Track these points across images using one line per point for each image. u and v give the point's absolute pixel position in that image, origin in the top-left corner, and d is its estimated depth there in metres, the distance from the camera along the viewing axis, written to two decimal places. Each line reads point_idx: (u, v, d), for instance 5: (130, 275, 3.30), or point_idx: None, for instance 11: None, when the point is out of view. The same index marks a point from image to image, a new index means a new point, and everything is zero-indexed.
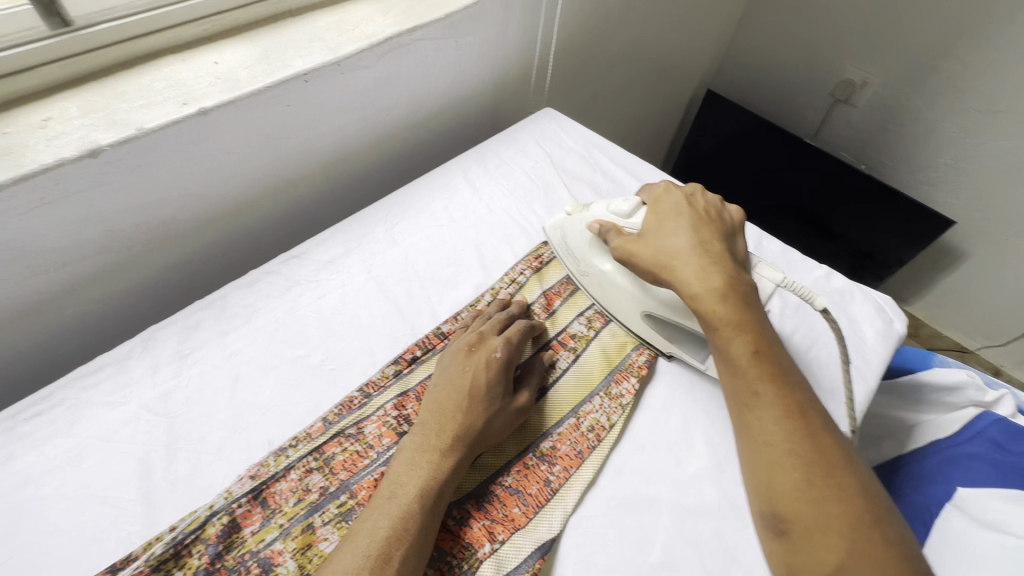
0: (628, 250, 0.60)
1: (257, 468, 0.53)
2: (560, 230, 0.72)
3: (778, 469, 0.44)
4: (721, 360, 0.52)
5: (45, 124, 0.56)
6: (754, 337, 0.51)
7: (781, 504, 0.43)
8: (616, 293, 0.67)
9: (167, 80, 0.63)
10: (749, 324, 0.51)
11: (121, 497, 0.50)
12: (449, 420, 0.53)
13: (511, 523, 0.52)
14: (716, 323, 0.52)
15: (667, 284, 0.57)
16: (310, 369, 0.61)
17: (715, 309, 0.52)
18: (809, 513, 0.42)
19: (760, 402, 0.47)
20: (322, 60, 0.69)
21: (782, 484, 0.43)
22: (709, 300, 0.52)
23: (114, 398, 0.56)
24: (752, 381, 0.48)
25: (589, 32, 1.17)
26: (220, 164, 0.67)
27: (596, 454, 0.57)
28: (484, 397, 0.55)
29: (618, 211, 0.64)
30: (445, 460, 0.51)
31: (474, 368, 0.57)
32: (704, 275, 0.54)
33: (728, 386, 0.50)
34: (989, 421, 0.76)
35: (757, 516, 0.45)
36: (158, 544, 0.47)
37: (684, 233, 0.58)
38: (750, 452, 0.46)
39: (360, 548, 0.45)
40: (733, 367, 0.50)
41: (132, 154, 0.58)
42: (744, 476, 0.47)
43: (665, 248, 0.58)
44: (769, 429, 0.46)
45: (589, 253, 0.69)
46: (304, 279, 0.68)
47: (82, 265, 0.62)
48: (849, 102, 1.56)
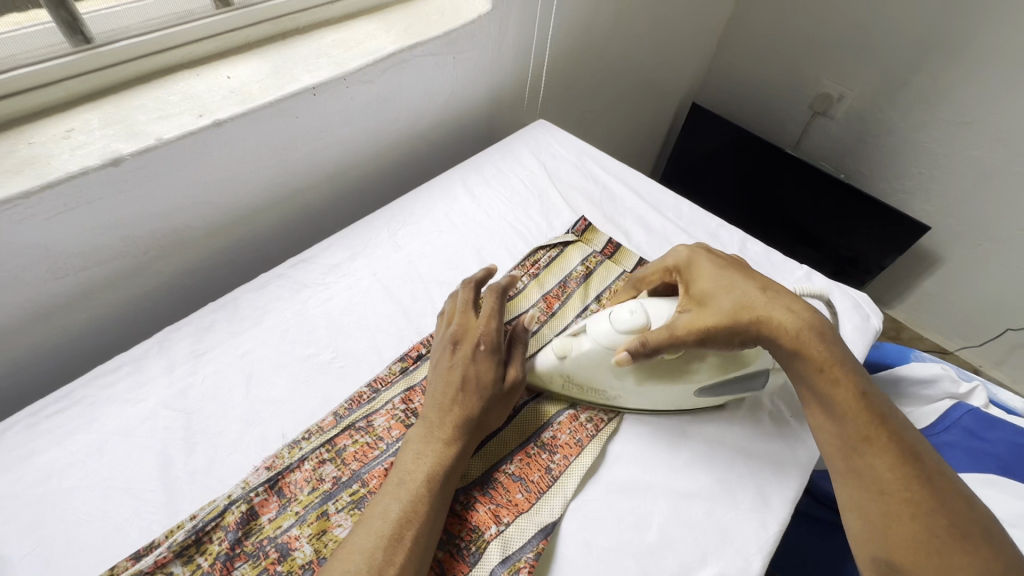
0: (699, 325, 0.55)
1: (273, 459, 0.55)
2: (559, 375, 0.61)
3: (898, 521, 0.47)
4: (821, 406, 0.54)
5: (68, 134, 0.59)
6: (857, 381, 0.54)
7: (900, 556, 0.47)
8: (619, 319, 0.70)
9: (182, 94, 0.67)
10: (847, 367, 0.54)
11: (141, 488, 0.52)
12: (447, 413, 0.55)
13: (515, 508, 0.55)
14: (817, 367, 0.55)
15: (750, 338, 0.57)
16: (320, 367, 0.63)
17: (817, 352, 0.54)
18: (929, 563, 0.45)
19: (871, 449, 0.50)
20: (329, 75, 0.73)
21: (900, 534, 0.47)
22: (811, 347, 0.55)
23: (132, 395, 0.58)
24: (863, 427, 0.51)
25: (580, 47, 1.22)
26: (231, 173, 0.71)
27: (595, 442, 0.61)
28: (477, 389, 0.57)
29: (629, 323, 0.57)
30: (448, 450, 0.54)
31: (461, 364, 0.59)
32: (797, 317, 0.56)
33: (831, 435, 0.53)
34: (961, 411, 0.80)
35: (869, 560, 0.49)
36: (179, 531, 0.49)
37: (755, 283, 0.59)
38: (864, 502, 0.50)
39: (372, 530, 0.47)
40: (838, 413, 0.53)
41: (150, 163, 0.61)
42: (855, 523, 0.51)
43: (744, 298, 0.57)
44: (883, 477, 0.49)
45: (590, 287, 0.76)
46: (313, 282, 0.71)
47: (99, 269, 0.65)
48: (826, 114, 1.64)
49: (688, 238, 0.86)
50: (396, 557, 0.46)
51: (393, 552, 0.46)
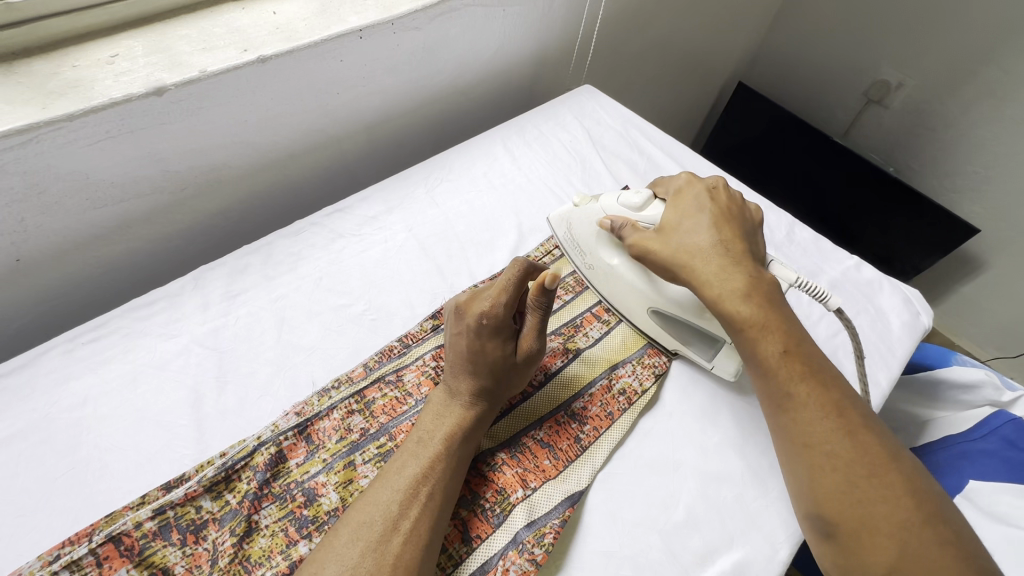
0: (643, 245, 0.58)
1: (302, 405, 0.55)
2: (565, 222, 0.68)
3: (821, 472, 0.45)
4: (750, 365, 0.51)
5: (112, 60, 0.58)
6: (785, 336, 0.50)
7: (826, 508, 0.45)
8: (626, 284, 0.65)
9: (228, 27, 0.64)
10: (777, 322, 0.50)
11: (174, 422, 0.52)
12: (459, 382, 0.54)
13: (542, 473, 0.54)
14: (741, 327, 0.51)
15: (685, 283, 0.56)
16: (352, 318, 0.63)
17: (739, 310, 0.51)
18: (854, 515, 0.43)
19: (797, 403, 0.47)
20: (377, 18, 0.70)
21: (825, 486, 0.45)
22: (733, 300, 0.51)
23: (166, 330, 0.58)
24: (784, 382, 0.48)
25: (633, 11, 1.16)
26: (273, 114, 0.69)
27: (626, 416, 0.59)
28: (479, 363, 0.54)
29: (629, 204, 0.62)
30: (469, 413, 0.53)
31: (464, 334, 0.55)
32: (724, 276, 0.52)
33: (760, 389, 0.50)
34: (1003, 419, 0.78)
35: (804, 514, 0.47)
36: (209, 468, 0.49)
37: (708, 229, 0.56)
38: (791, 455, 0.48)
39: (390, 485, 0.47)
40: (764, 368, 0.49)
41: (193, 96, 0.59)
42: (789, 479, 0.48)
43: (688, 245, 0.56)
44: (811, 430, 0.46)
45: (596, 247, 0.66)
46: (348, 233, 0.70)
47: (138, 202, 0.64)
48: (882, 103, 1.57)
49: None
50: (410, 511, 0.45)
51: (408, 505, 0.46)
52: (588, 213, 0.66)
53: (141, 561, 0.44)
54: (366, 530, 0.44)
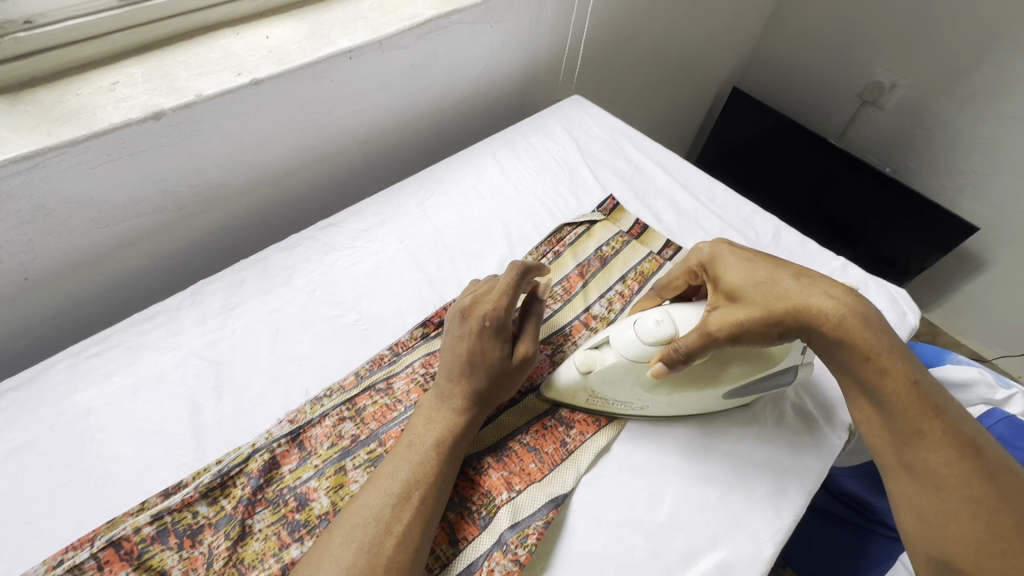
0: (735, 322, 0.54)
1: (295, 414, 0.57)
2: (581, 391, 0.59)
3: (957, 516, 0.46)
4: (871, 402, 0.52)
5: (112, 87, 0.61)
6: (910, 372, 0.51)
7: (956, 552, 0.46)
8: (693, 395, 0.59)
9: (222, 52, 0.67)
10: (899, 357, 0.51)
11: (172, 431, 0.55)
12: (454, 385, 0.56)
13: (527, 477, 0.55)
14: (868, 362, 0.51)
15: (795, 330, 0.54)
16: (344, 328, 0.65)
17: (867, 343, 0.52)
18: (991, 560, 0.44)
19: (928, 444, 0.48)
20: (366, 39, 0.73)
21: (959, 530, 0.46)
22: (859, 333, 0.52)
23: (166, 343, 0.60)
24: (917, 422, 0.49)
25: (621, 22, 1.19)
26: (267, 133, 0.72)
27: (611, 422, 0.61)
28: (479, 363, 0.56)
29: (660, 335, 0.55)
30: (461, 418, 0.55)
31: (467, 336, 0.58)
32: (843, 307, 0.53)
33: (877, 429, 0.51)
34: (996, 418, 0.80)
35: (924, 556, 0.48)
36: (206, 474, 0.51)
37: (791, 274, 0.57)
38: (918, 496, 0.48)
39: (382, 489, 0.49)
40: (889, 409, 0.50)
41: (190, 119, 0.62)
42: (907, 520, 0.49)
43: (780, 292, 0.55)
44: (943, 472, 0.47)
45: (634, 393, 0.58)
46: (341, 246, 0.72)
47: (139, 221, 0.67)
48: (876, 104, 1.58)
49: (721, 222, 0.83)
50: (403, 514, 0.47)
51: (401, 509, 0.47)
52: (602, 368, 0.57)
53: (140, 565, 0.46)
54: (360, 532, 0.46)
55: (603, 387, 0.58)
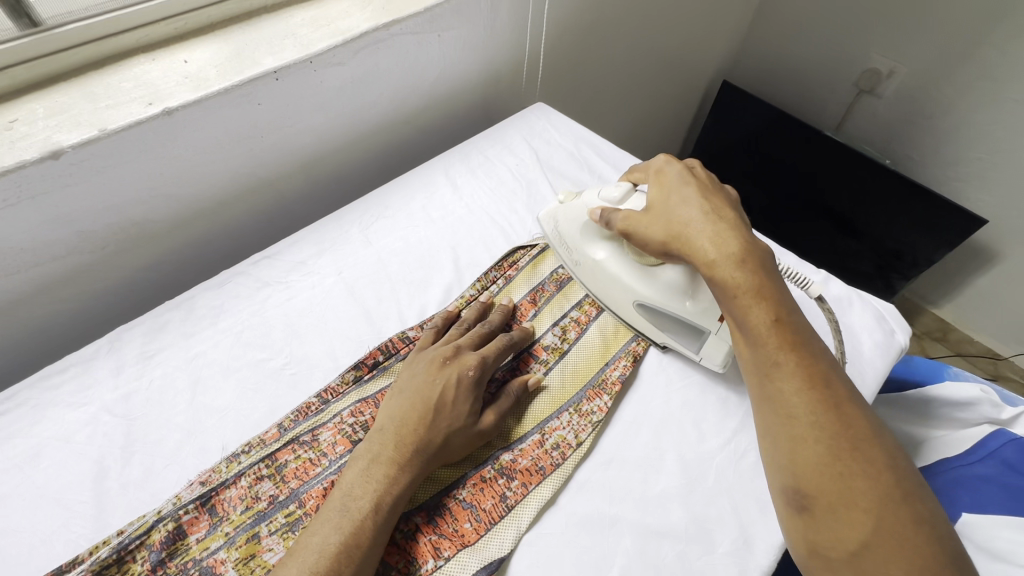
0: (631, 223, 0.60)
1: (209, 474, 0.52)
2: (552, 220, 0.71)
3: (802, 443, 0.44)
4: (740, 333, 0.51)
5: (10, 125, 0.56)
6: (774, 305, 0.49)
7: (802, 480, 0.43)
8: (614, 279, 0.65)
9: (135, 80, 0.63)
10: (766, 288, 0.50)
11: (73, 499, 0.50)
12: (408, 434, 0.51)
13: (460, 540, 0.50)
14: (733, 293, 0.51)
15: (678, 255, 0.56)
16: (271, 373, 0.60)
17: (733, 277, 0.51)
18: (833, 487, 0.42)
19: (782, 372, 0.47)
20: (293, 57, 0.68)
21: (804, 458, 0.43)
22: (727, 267, 0.51)
23: (76, 399, 0.56)
24: (773, 352, 0.48)
25: (590, 21, 1.12)
26: (191, 163, 0.67)
27: (559, 471, 0.55)
28: (447, 414, 0.53)
29: (610, 198, 0.65)
30: (399, 478, 0.49)
31: (443, 381, 0.55)
32: (720, 241, 0.53)
33: (746, 361, 0.50)
34: (1002, 441, 0.71)
35: (777, 490, 0.46)
36: (104, 548, 0.47)
37: (697, 202, 0.57)
38: (773, 426, 0.46)
39: (302, 563, 0.44)
40: (753, 337, 0.49)
41: (96, 156, 0.58)
42: (764, 452, 0.47)
43: (679, 217, 0.56)
44: (792, 402, 0.46)
45: (584, 241, 0.68)
46: (274, 281, 0.68)
47: (54, 265, 0.63)
48: (874, 92, 1.49)
49: None
50: None
51: None
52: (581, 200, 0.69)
53: None
54: None
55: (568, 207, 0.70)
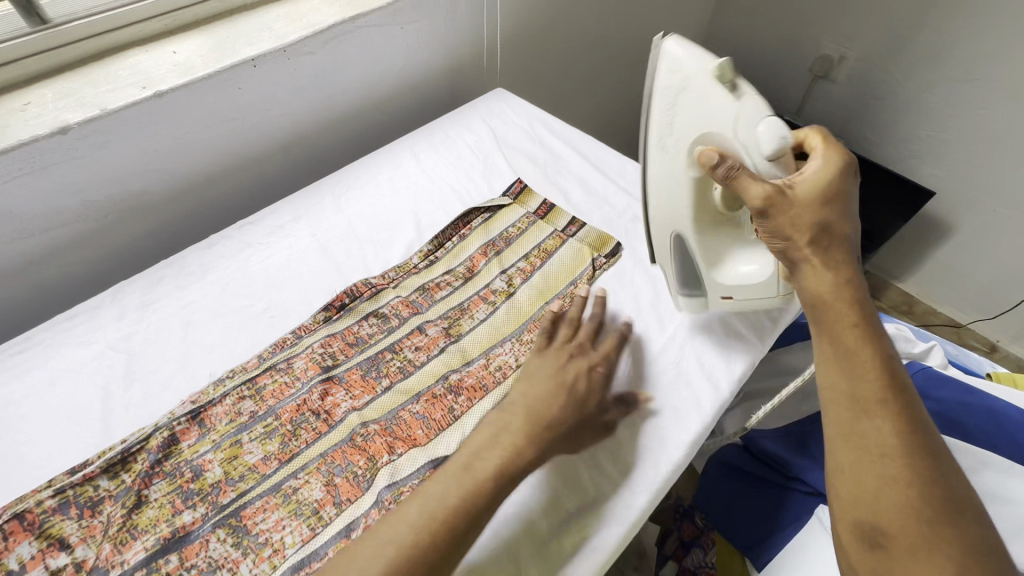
0: (777, 202, 0.53)
1: (198, 395, 0.61)
2: (683, 76, 0.59)
3: (892, 483, 0.45)
4: (836, 363, 0.51)
5: (24, 107, 0.66)
6: (878, 347, 0.51)
7: (883, 516, 0.45)
8: (677, 207, 0.63)
9: (130, 69, 0.72)
10: (873, 330, 0.51)
11: (83, 416, 0.59)
12: (547, 416, 0.56)
13: (411, 441, 0.59)
14: (842, 327, 0.52)
15: (794, 263, 0.55)
16: (252, 316, 0.69)
17: (841, 313, 0.52)
18: (916, 531, 0.43)
19: (881, 411, 0.47)
20: (268, 47, 0.77)
21: (891, 498, 0.45)
22: (836, 302, 0.52)
23: (84, 338, 0.65)
24: (873, 390, 0.48)
25: (549, 16, 1.23)
26: (181, 142, 0.77)
27: (499, 386, 0.63)
28: (566, 398, 0.58)
29: (768, 144, 0.54)
30: (529, 450, 0.53)
31: (574, 374, 0.60)
32: (835, 272, 0.53)
33: (841, 390, 0.50)
34: (914, 370, 0.81)
35: (849, 521, 0.47)
36: (110, 452, 0.56)
37: (837, 216, 0.54)
38: (859, 461, 0.47)
39: (422, 504, 0.48)
40: (856, 373, 0.50)
41: (97, 132, 0.68)
42: (841, 481, 0.48)
43: (824, 216, 0.53)
44: (887, 440, 0.46)
45: (670, 153, 0.61)
46: (256, 242, 0.77)
47: (63, 230, 0.72)
48: (828, 77, 1.59)
49: (629, 198, 0.86)
50: (440, 544, 0.46)
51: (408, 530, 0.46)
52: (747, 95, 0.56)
53: (41, 534, 0.50)
54: (391, 548, 0.45)
55: (708, 88, 0.57)
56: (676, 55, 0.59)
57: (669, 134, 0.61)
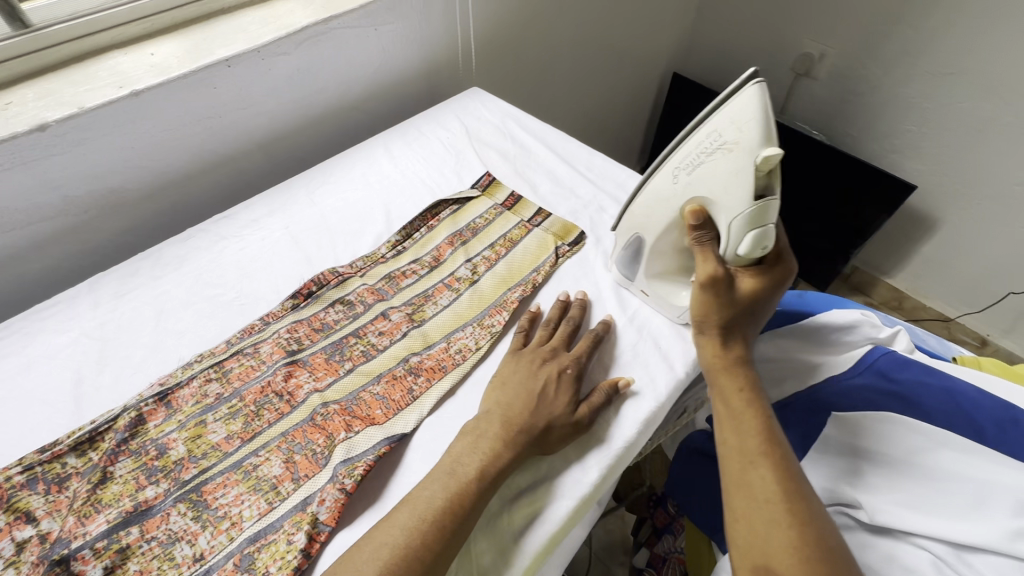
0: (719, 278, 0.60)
1: (166, 378, 0.63)
2: (719, 126, 0.57)
3: (775, 524, 0.49)
4: (727, 421, 0.57)
5: (6, 106, 0.69)
6: (760, 407, 0.57)
7: (772, 557, 0.48)
8: (649, 216, 0.66)
9: (109, 69, 0.76)
10: (756, 395, 0.58)
11: (56, 399, 0.62)
12: (520, 419, 0.57)
13: (369, 419, 0.61)
14: (732, 388, 0.59)
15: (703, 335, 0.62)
16: (223, 304, 0.71)
17: (730, 377, 0.59)
18: (798, 567, 0.46)
19: (762, 460, 0.53)
20: (243, 48, 0.81)
21: (776, 538, 0.48)
22: (727, 367, 0.60)
23: (60, 326, 0.68)
24: (756, 442, 0.54)
25: (527, 18, 1.26)
26: (158, 139, 0.80)
27: (458, 368, 0.65)
28: (535, 402, 0.59)
29: (742, 233, 0.58)
30: (503, 454, 0.55)
31: (546, 377, 0.61)
32: (728, 342, 0.61)
33: (731, 445, 0.55)
34: (878, 353, 0.72)
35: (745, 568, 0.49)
36: (78, 431, 0.58)
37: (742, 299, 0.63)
38: (749, 507, 0.51)
39: (416, 511, 0.50)
40: (740, 428, 0.56)
41: (75, 129, 0.71)
42: (736, 530, 0.51)
43: (737, 300, 0.61)
44: (768, 487, 0.51)
45: (666, 175, 0.63)
46: (230, 235, 0.79)
47: (44, 225, 0.75)
48: (809, 75, 1.61)
49: (595, 190, 0.88)
50: (433, 544, 0.49)
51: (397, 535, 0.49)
52: (771, 195, 0.56)
53: (8, 507, 0.52)
54: (386, 550, 0.47)
55: (744, 167, 0.56)
56: (746, 112, 0.55)
57: (685, 171, 0.61)
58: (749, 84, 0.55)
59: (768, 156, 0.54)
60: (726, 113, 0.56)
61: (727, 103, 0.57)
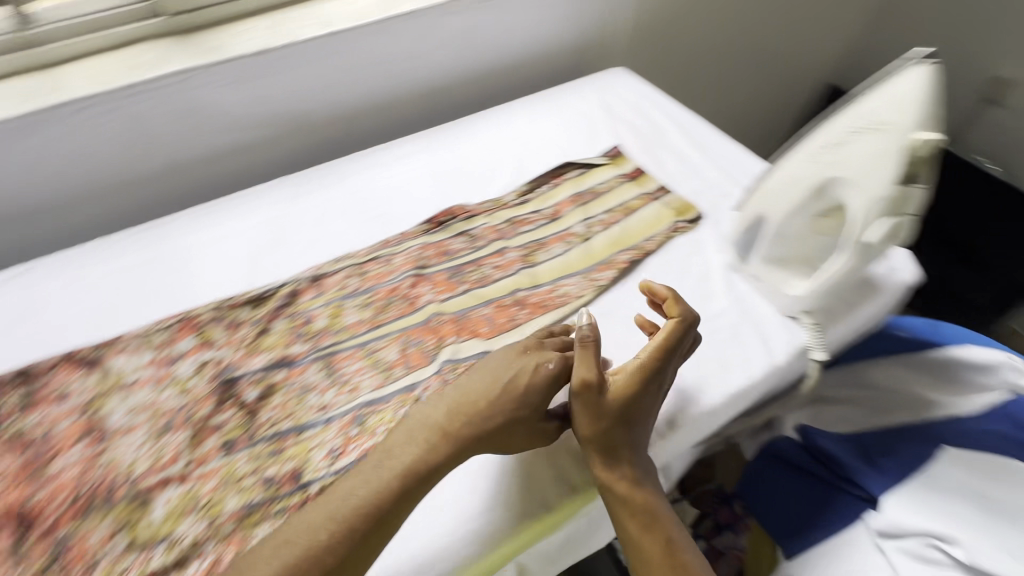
0: None
1: (319, 267, 0.76)
2: (876, 110, 0.61)
3: None
4: (634, 524, 0.55)
5: (243, 31, 0.86)
6: (640, 497, 0.56)
7: None
8: (781, 198, 0.69)
9: (318, 11, 0.90)
10: (630, 478, 0.57)
11: (237, 265, 0.77)
12: (472, 410, 0.56)
13: (474, 333, 0.68)
14: (624, 494, 0.56)
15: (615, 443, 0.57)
16: (369, 219, 0.83)
17: (613, 477, 0.57)
18: None
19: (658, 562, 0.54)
20: (425, 4, 0.92)
21: None
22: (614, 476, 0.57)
23: (245, 211, 0.83)
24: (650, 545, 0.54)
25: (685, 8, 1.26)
26: (343, 75, 0.93)
27: (560, 308, 0.71)
28: (507, 395, 0.57)
29: (873, 218, 0.61)
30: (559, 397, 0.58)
31: (520, 368, 0.59)
32: (585, 427, 0.57)
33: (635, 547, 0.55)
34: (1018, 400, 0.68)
35: None
36: (250, 292, 0.73)
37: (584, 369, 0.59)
38: None
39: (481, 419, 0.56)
40: (642, 533, 0.55)
41: (288, 56, 0.86)
42: None
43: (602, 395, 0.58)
44: None
45: (809, 158, 0.67)
46: (383, 164, 0.91)
47: (247, 133, 0.91)
48: (999, 103, 1.42)
49: (723, 176, 0.88)
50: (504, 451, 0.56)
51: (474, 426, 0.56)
52: (915, 180, 0.59)
53: (199, 333, 0.69)
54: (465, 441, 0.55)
55: (891, 149, 0.59)
56: (907, 94, 0.59)
57: (830, 150, 0.65)
58: (913, 67, 0.60)
59: (923, 137, 0.57)
60: (885, 97, 0.61)
61: (888, 84, 0.61)
